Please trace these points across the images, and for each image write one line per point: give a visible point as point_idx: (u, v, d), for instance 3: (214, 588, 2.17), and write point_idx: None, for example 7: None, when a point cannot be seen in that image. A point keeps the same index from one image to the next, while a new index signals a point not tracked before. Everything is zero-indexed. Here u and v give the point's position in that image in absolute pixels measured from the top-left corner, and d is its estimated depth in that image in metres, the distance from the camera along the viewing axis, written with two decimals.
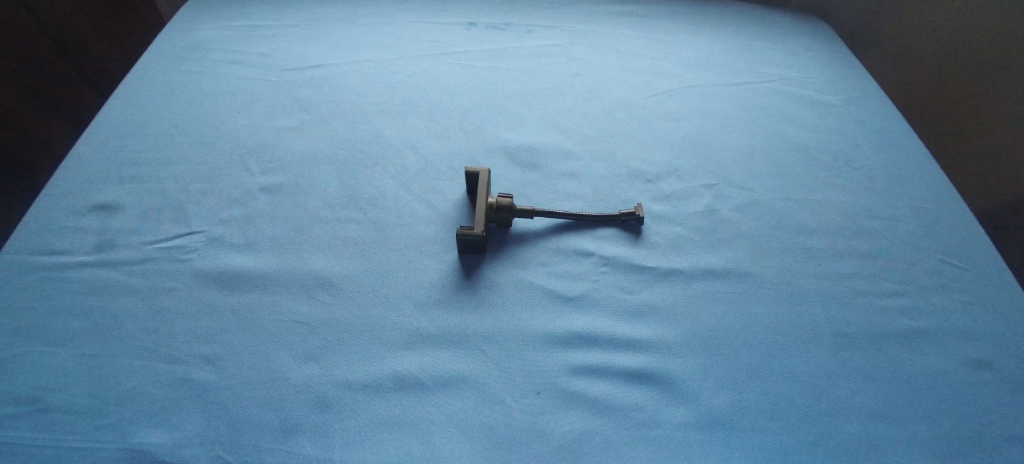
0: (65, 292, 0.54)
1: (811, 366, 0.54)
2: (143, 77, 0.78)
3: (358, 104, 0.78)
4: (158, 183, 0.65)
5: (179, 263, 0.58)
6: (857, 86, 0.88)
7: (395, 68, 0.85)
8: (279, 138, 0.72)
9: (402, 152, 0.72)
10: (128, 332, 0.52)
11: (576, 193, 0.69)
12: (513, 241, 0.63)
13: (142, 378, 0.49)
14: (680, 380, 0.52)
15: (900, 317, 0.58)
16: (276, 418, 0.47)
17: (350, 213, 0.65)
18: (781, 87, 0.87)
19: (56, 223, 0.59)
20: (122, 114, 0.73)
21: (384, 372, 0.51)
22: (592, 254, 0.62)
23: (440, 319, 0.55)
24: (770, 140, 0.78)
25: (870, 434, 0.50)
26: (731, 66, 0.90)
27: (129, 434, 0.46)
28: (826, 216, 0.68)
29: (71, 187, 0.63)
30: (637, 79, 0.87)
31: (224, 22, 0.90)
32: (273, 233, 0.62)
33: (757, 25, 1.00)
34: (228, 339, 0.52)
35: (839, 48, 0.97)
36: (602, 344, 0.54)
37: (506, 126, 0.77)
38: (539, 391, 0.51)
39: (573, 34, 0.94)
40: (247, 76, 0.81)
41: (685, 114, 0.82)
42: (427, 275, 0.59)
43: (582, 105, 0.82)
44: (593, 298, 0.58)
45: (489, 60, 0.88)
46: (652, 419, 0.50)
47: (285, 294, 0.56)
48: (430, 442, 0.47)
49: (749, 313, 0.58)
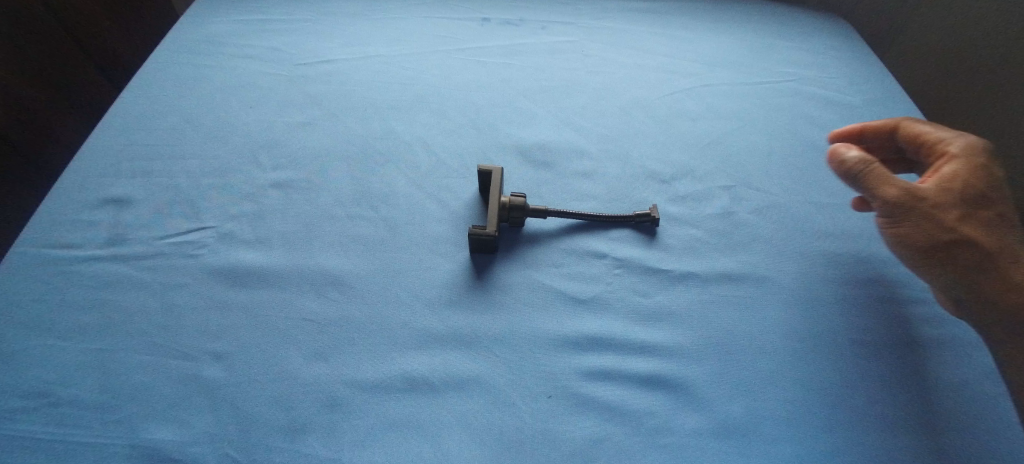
0: (78, 285, 0.54)
1: (830, 375, 0.53)
2: (156, 71, 0.78)
3: (370, 100, 0.77)
4: (169, 177, 0.65)
5: (190, 258, 0.58)
6: (879, 87, 0.86)
7: (406, 64, 0.84)
8: (290, 133, 0.72)
9: (414, 148, 0.72)
10: (139, 326, 0.52)
11: (590, 192, 0.68)
12: (525, 241, 0.62)
13: (153, 374, 0.49)
14: (694, 386, 0.51)
15: (922, 325, 0.57)
16: (285, 417, 0.47)
17: (361, 210, 0.64)
18: (800, 87, 0.85)
19: (68, 216, 0.59)
20: (134, 107, 0.72)
21: (395, 372, 0.50)
22: (605, 255, 0.61)
23: (452, 320, 0.54)
24: (790, 142, 0.76)
25: (891, 445, 0.48)
26: (748, 65, 0.88)
27: (140, 431, 0.46)
28: (846, 219, 0.67)
29: (83, 180, 0.63)
30: (653, 77, 0.85)
31: (237, 15, 0.89)
32: (284, 229, 0.61)
33: (775, 22, 0.98)
34: (238, 335, 0.52)
35: (860, 47, 0.95)
36: (615, 348, 0.53)
37: (519, 124, 0.76)
38: (551, 395, 0.50)
39: (588, 30, 0.93)
40: (260, 71, 0.80)
41: (702, 113, 0.80)
42: (438, 274, 0.58)
43: (597, 103, 0.80)
44: (606, 301, 0.57)
45: (503, 56, 0.87)
46: (666, 425, 0.49)
47: (295, 291, 0.56)
48: (440, 444, 0.46)
49: (767, 318, 0.57)
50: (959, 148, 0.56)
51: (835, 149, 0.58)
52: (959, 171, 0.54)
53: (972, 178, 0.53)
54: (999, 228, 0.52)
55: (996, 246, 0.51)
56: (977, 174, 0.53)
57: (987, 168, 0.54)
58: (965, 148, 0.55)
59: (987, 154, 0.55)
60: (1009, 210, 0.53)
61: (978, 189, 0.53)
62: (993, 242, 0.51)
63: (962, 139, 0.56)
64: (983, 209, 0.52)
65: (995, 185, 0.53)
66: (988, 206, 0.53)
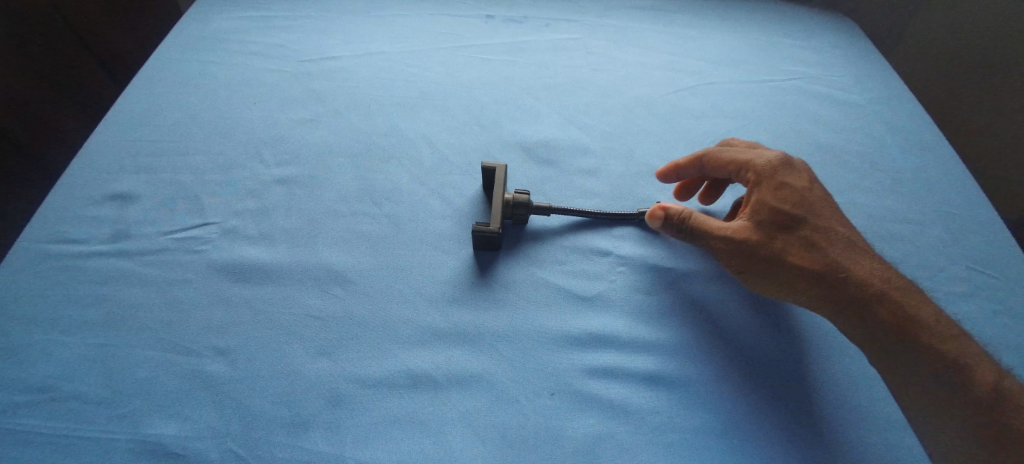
0: (81, 281, 0.54)
1: (834, 373, 0.53)
2: (159, 67, 0.78)
3: (373, 97, 0.77)
4: (173, 173, 0.65)
5: (193, 254, 0.58)
6: (884, 86, 0.86)
7: (410, 61, 0.83)
8: (293, 130, 0.72)
9: (418, 145, 0.71)
10: (142, 322, 0.52)
11: (594, 190, 0.68)
12: (528, 238, 0.62)
13: (156, 370, 0.49)
14: (696, 384, 0.51)
15: None
16: (288, 413, 0.47)
17: (364, 206, 0.64)
18: (805, 86, 0.85)
19: (72, 212, 0.59)
20: (137, 104, 0.72)
21: (399, 368, 0.50)
22: (609, 253, 0.61)
23: (455, 317, 0.54)
24: (794, 140, 0.76)
25: (894, 443, 0.48)
26: (753, 63, 0.88)
27: (143, 426, 0.46)
28: (850, 217, 0.66)
29: (87, 176, 0.63)
30: (657, 75, 0.85)
31: (240, 11, 0.89)
32: (287, 225, 0.61)
33: (780, 21, 0.98)
34: (242, 331, 0.52)
35: (865, 45, 0.94)
36: (618, 345, 0.53)
37: (523, 121, 0.76)
38: (554, 392, 0.50)
39: (592, 28, 0.93)
40: (263, 67, 0.80)
41: (707, 112, 0.80)
42: (441, 271, 0.58)
43: (601, 101, 0.80)
44: (609, 298, 0.57)
45: (507, 54, 0.86)
46: (668, 423, 0.49)
47: (299, 287, 0.56)
48: (443, 441, 0.46)
49: (770, 316, 0.57)
50: (756, 182, 0.59)
51: (654, 212, 0.60)
52: (762, 205, 0.58)
53: (778, 207, 0.57)
54: (820, 243, 0.55)
55: (823, 265, 0.54)
56: (776, 202, 0.57)
57: (784, 191, 0.58)
58: (761, 180, 0.59)
59: (776, 176, 0.59)
60: (826, 220, 0.57)
61: (787, 215, 0.56)
62: (819, 262, 0.54)
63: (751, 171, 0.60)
64: (796, 232, 0.56)
65: (797, 205, 0.57)
66: (802, 225, 0.56)
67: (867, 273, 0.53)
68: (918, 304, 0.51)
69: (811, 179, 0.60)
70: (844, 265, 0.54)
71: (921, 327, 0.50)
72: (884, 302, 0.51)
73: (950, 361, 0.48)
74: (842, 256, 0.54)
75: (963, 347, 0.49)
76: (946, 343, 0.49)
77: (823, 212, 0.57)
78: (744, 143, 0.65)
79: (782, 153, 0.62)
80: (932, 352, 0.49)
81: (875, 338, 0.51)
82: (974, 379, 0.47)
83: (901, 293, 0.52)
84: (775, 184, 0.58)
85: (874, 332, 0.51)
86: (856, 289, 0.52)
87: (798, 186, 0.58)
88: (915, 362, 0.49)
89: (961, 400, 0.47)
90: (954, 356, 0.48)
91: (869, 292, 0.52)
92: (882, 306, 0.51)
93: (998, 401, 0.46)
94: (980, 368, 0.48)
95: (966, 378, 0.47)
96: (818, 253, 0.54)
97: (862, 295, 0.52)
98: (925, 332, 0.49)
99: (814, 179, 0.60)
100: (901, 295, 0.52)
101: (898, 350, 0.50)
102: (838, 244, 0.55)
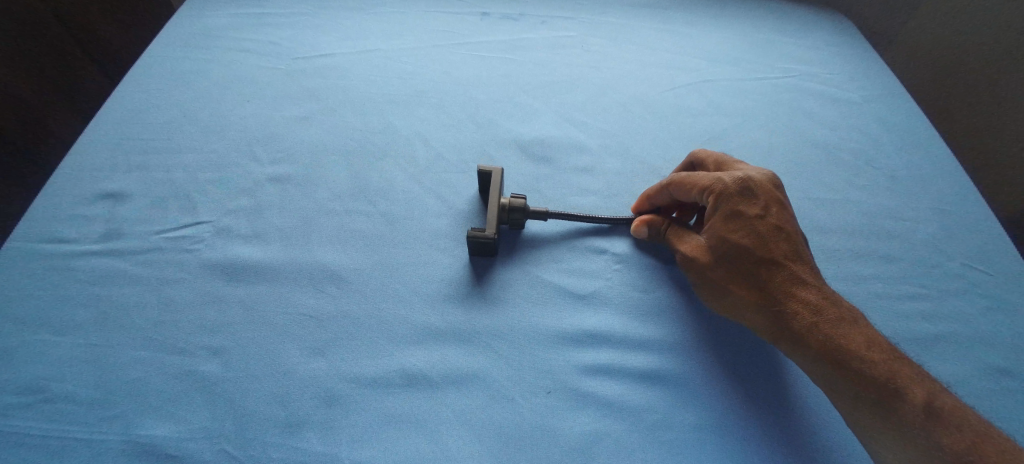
0: (72, 281, 0.54)
1: None
2: (152, 65, 0.77)
3: (369, 95, 0.77)
4: (165, 172, 0.64)
5: (186, 253, 0.57)
6: (880, 84, 0.86)
7: (407, 58, 0.83)
8: (288, 128, 0.71)
9: (413, 144, 0.71)
10: (134, 322, 0.51)
11: (590, 188, 0.68)
12: (523, 236, 0.62)
13: (148, 370, 0.48)
14: (691, 382, 0.51)
15: (921, 322, 0.57)
16: (282, 413, 0.47)
17: (359, 205, 0.64)
18: (801, 84, 0.85)
19: (63, 211, 0.59)
20: (130, 102, 0.72)
21: (393, 367, 0.50)
22: (605, 251, 0.61)
23: (450, 315, 0.54)
24: (790, 138, 0.76)
25: None
26: (750, 61, 0.88)
27: (135, 427, 0.45)
28: (846, 215, 0.67)
29: (78, 175, 0.63)
30: (654, 73, 0.85)
31: (235, 8, 0.88)
32: (281, 224, 0.61)
33: (777, 18, 0.97)
34: (236, 331, 0.51)
35: (861, 43, 0.94)
36: (613, 343, 0.53)
37: (519, 119, 0.76)
38: (550, 391, 0.50)
39: (589, 25, 0.92)
40: (258, 65, 0.79)
41: (703, 109, 0.80)
42: (437, 269, 0.58)
43: (597, 98, 0.80)
44: (605, 297, 0.57)
45: (503, 51, 0.86)
46: (664, 420, 0.49)
47: (293, 286, 0.55)
48: (439, 440, 0.46)
49: None
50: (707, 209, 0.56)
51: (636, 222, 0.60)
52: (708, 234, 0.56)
53: (719, 238, 0.54)
54: (759, 274, 0.53)
55: (759, 296, 0.52)
56: (719, 232, 0.55)
57: (730, 218, 0.55)
58: (711, 208, 0.56)
59: (726, 202, 0.55)
60: (772, 247, 0.53)
61: (728, 245, 0.54)
62: (755, 293, 0.52)
63: (704, 197, 0.56)
64: (737, 262, 0.54)
65: (740, 234, 0.54)
66: (745, 255, 0.53)
67: (804, 304, 0.51)
68: (853, 333, 0.49)
69: (772, 200, 0.55)
70: (783, 296, 0.52)
71: (850, 358, 0.47)
72: (816, 333, 0.49)
73: (878, 388, 0.46)
74: (781, 287, 0.52)
75: (897, 372, 0.46)
76: (877, 369, 0.47)
77: (773, 237, 0.54)
78: (712, 160, 0.61)
79: (744, 171, 0.57)
80: (861, 381, 0.47)
81: (807, 366, 0.50)
82: (903, 405, 0.45)
83: (837, 322, 0.49)
84: (723, 213, 0.55)
85: (806, 361, 0.50)
86: (789, 319, 0.50)
87: (749, 212, 0.55)
88: (844, 390, 0.47)
89: (885, 424, 0.45)
90: (884, 384, 0.46)
91: (802, 323, 0.50)
92: (812, 338, 0.49)
93: (924, 424, 0.44)
94: (912, 393, 0.45)
95: (893, 405, 0.45)
96: (756, 285, 0.52)
97: (795, 326, 0.50)
98: (855, 363, 0.47)
99: (776, 199, 0.55)
100: (838, 324, 0.49)
101: (827, 378, 0.48)
102: (780, 274, 0.52)
